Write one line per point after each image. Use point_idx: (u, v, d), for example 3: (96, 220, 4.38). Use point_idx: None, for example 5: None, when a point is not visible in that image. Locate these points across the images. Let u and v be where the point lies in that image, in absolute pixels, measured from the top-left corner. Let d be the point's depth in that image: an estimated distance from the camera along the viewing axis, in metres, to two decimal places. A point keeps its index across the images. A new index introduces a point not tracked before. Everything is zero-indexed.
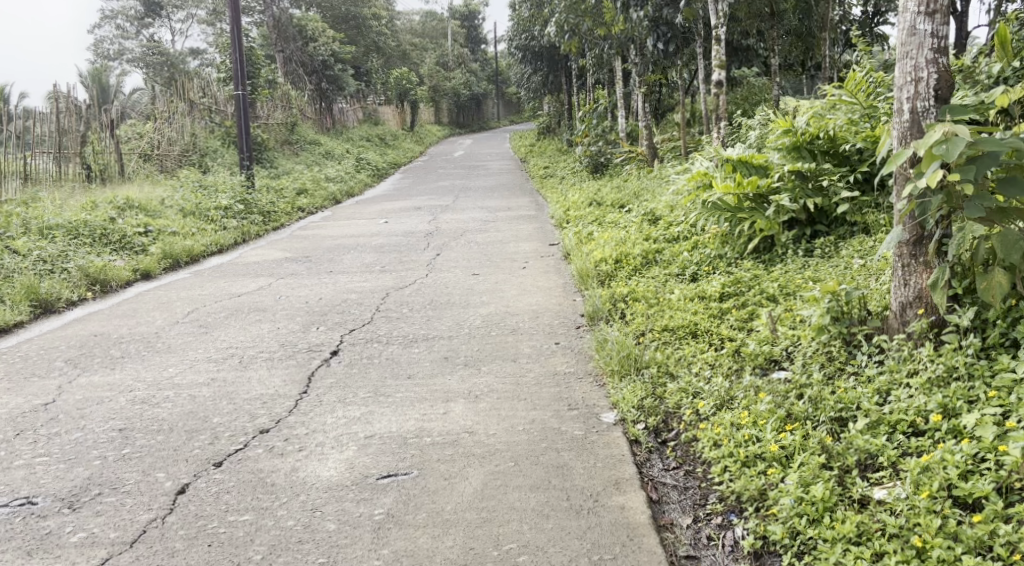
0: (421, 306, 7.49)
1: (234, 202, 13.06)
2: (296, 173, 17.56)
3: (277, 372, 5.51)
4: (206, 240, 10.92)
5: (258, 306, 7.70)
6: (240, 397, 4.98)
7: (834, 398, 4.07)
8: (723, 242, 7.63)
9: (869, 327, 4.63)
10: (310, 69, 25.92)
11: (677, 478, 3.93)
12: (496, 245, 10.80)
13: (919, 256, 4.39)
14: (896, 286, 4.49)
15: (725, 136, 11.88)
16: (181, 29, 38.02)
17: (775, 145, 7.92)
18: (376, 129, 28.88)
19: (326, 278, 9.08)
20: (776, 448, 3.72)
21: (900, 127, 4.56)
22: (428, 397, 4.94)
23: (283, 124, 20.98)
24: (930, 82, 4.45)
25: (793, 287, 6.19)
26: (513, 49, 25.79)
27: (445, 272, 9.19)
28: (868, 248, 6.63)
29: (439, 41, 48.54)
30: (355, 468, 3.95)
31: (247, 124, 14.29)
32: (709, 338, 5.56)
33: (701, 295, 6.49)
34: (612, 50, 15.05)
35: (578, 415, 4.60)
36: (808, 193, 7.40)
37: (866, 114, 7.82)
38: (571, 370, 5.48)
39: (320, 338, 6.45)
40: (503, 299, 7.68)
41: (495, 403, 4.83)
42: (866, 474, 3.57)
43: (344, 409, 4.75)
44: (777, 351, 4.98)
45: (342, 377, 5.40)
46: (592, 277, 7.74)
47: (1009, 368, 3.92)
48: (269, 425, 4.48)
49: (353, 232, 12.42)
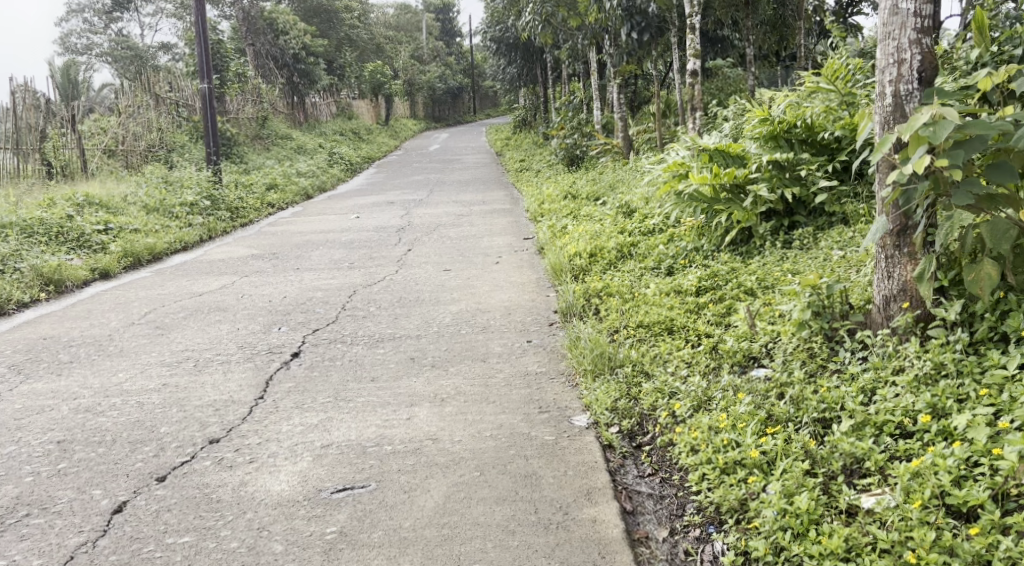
0: (389, 303, 7.22)
1: (200, 198, 12.70)
2: (266, 168, 17.19)
3: (233, 376, 5.23)
4: (169, 238, 10.58)
5: (219, 306, 7.40)
6: (191, 404, 4.70)
7: (817, 398, 3.86)
8: (699, 235, 7.43)
9: (852, 322, 4.43)
10: (281, 63, 25.49)
11: (652, 486, 3.70)
12: (469, 240, 10.54)
13: (904, 247, 4.19)
14: (879, 279, 4.29)
15: (700, 126, 11.65)
16: (150, 24, 37.39)
17: (751, 134, 7.73)
18: (351, 123, 28.53)
19: (292, 276, 8.80)
20: (756, 454, 3.49)
21: (883, 111, 4.36)
22: (391, 401, 4.68)
23: (254, 117, 20.58)
24: (913, 64, 4.24)
25: (772, 281, 6.00)
26: (487, 41, 25.44)
27: (415, 268, 8.92)
28: (848, 239, 6.46)
29: (414, 34, 48.04)
30: (309, 482, 3.69)
31: (213, 117, 13.88)
32: (685, 335, 5.36)
33: (677, 290, 6.27)
34: (586, 40, 14.81)
35: (549, 419, 4.37)
36: (785, 183, 7.20)
37: (844, 101, 7.63)
38: (543, 369, 5.24)
39: (281, 339, 6.17)
40: (474, 295, 7.43)
41: (463, 407, 4.58)
42: (853, 480, 3.35)
43: (301, 416, 4.48)
44: (756, 347, 4.78)
45: (301, 380, 5.14)
46: (565, 271, 7.50)
47: (999, 364, 3.71)
48: (219, 434, 4.22)
49: (323, 227, 12.10)
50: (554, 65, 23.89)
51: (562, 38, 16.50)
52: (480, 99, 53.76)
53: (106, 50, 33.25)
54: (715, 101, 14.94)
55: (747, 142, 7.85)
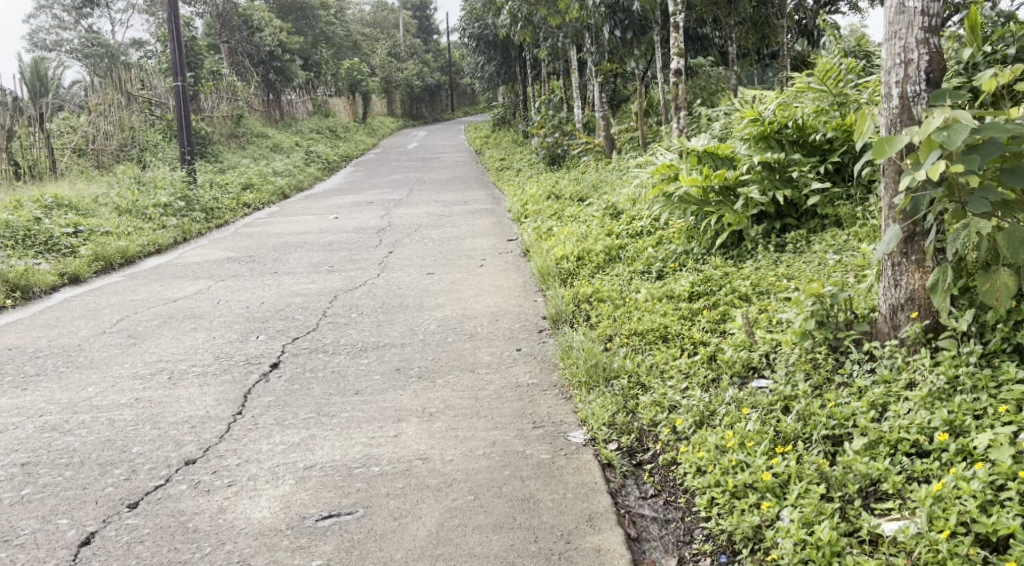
0: (371, 310, 7.01)
1: (174, 199, 12.38)
2: (241, 167, 16.87)
3: (210, 391, 5.00)
4: (142, 241, 10.29)
5: (194, 313, 7.15)
6: (165, 421, 4.47)
7: (826, 413, 3.69)
8: (689, 237, 7.26)
9: (857, 332, 4.26)
10: (256, 60, 25.13)
11: (657, 510, 3.53)
12: (452, 241, 10.33)
13: (912, 255, 4.03)
14: (885, 288, 4.13)
15: (684, 126, 11.49)
16: (121, 21, 36.82)
17: (742, 135, 7.56)
18: (328, 121, 28.19)
19: (270, 280, 8.54)
20: (768, 477, 3.32)
21: (888, 113, 4.18)
22: (377, 417, 4.47)
23: (229, 115, 20.24)
24: (921, 65, 4.06)
25: (767, 285, 5.84)
26: (465, 39, 25.24)
27: (397, 271, 8.70)
28: (842, 242, 6.32)
29: (391, 31, 47.65)
30: (291, 508, 3.47)
31: (187, 116, 13.56)
32: (680, 343, 5.18)
33: (669, 295, 6.10)
34: (567, 39, 14.69)
35: (544, 435, 4.17)
36: (777, 185, 7.04)
37: (835, 101, 7.49)
38: (535, 381, 5.03)
39: (260, 348, 5.94)
40: (459, 300, 7.23)
41: (452, 422, 4.37)
42: (870, 505, 3.20)
43: (282, 434, 4.26)
44: (756, 357, 4.61)
45: (281, 394, 4.92)
46: (552, 275, 7.31)
47: (1016, 379, 3.55)
48: (195, 454, 3.98)
49: (301, 229, 11.85)
50: (534, 63, 23.70)
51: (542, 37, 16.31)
52: (458, 96, 53.40)
53: (76, 46, 32.61)
54: (697, 100, 14.85)
55: (737, 142, 7.68)
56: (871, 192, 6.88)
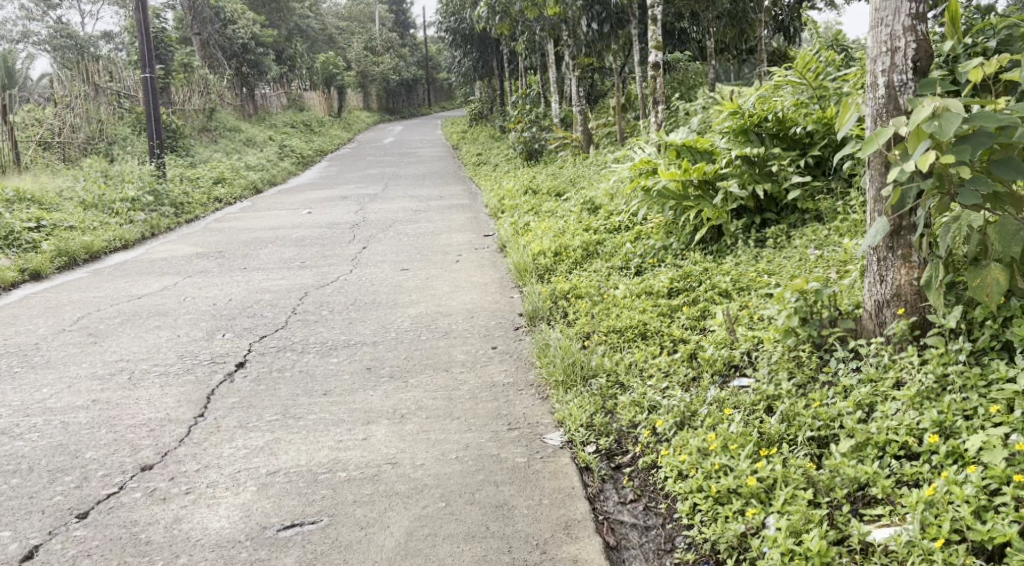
0: (343, 307, 6.82)
1: (142, 193, 12.09)
2: (212, 161, 16.58)
3: (171, 392, 4.81)
4: (108, 236, 10.03)
5: (158, 310, 6.93)
6: (122, 424, 4.27)
7: (812, 414, 3.56)
8: (667, 233, 7.13)
9: (842, 330, 4.12)
10: (229, 53, 24.77)
11: (635, 515, 3.39)
12: (428, 236, 10.16)
13: (897, 249, 3.91)
14: (870, 284, 4.00)
15: (662, 120, 11.35)
16: (92, 13, 36.16)
17: (721, 128, 7.43)
18: (302, 116, 27.84)
19: (239, 276, 8.33)
20: (753, 482, 3.19)
21: (874, 104, 4.04)
22: (346, 419, 4.31)
23: (201, 109, 19.91)
24: (907, 53, 3.92)
25: (748, 281, 5.72)
26: (441, 33, 25.04)
27: (371, 267, 8.51)
28: (823, 236, 6.22)
29: (367, 26, 47.30)
30: (251, 517, 3.28)
31: (156, 109, 13.28)
32: (659, 340, 5.07)
33: (648, 291, 5.96)
34: (544, 32, 14.53)
35: (519, 437, 4.01)
36: (756, 179, 6.92)
37: (815, 95, 7.41)
38: (511, 380, 4.87)
39: (225, 347, 5.75)
40: (434, 297, 7.06)
41: (424, 424, 4.20)
42: (859, 510, 3.08)
43: (245, 437, 4.08)
44: (738, 355, 4.48)
45: (246, 395, 4.73)
46: (530, 271, 7.16)
47: (1007, 378, 3.42)
48: (153, 460, 3.79)
49: (272, 223, 11.62)
50: (510, 57, 23.51)
51: (519, 31, 16.16)
52: (435, 92, 53.02)
53: (44, 38, 32.01)
54: (674, 95, 14.76)
55: (715, 137, 7.55)
56: (851, 186, 6.78)
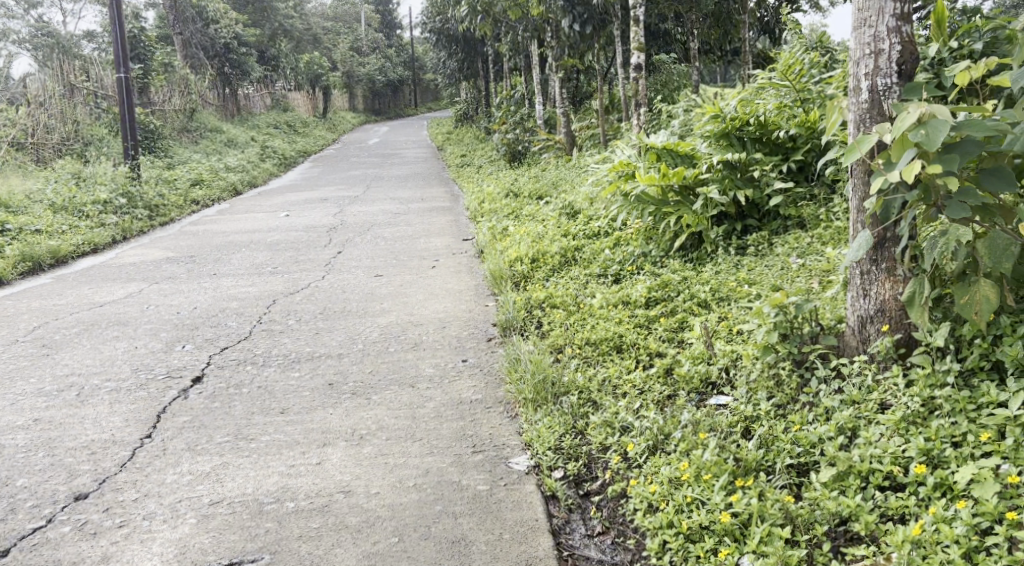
0: (311, 316, 6.57)
1: (115, 195, 11.79)
2: (191, 162, 16.30)
3: (121, 408, 4.58)
4: (76, 240, 9.75)
5: (119, 319, 6.67)
6: (62, 446, 4.07)
7: (791, 440, 3.36)
8: (647, 238, 6.90)
9: (824, 346, 3.89)
10: (210, 52, 24.41)
11: (602, 550, 3.19)
12: (405, 241, 9.91)
13: (882, 262, 3.70)
14: (854, 299, 3.79)
15: (644, 122, 11.13)
16: (74, 12, 35.67)
17: (702, 132, 7.21)
18: (285, 116, 27.52)
19: (207, 282, 8.07)
20: (727, 518, 2.99)
21: (857, 108, 3.82)
22: (301, 440, 4.07)
23: (181, 109, 19.58)
24: (892, 55, 3.70)
25: (727, 291, 5.52)
26: (426, 33, 24.78)
27: (344, 273, 8.26)
28: (806, 245, 6.04)
29: (353, 27, 46.94)
30: (187, 554, 3.16)
31: (131, 110, 12.97)
32: (634, 354, 4.85)
33: (625, 301, 5.74)
34: (527, 32, 14.26)
35: (482, 461, 3.79)
36: (737, 184, 6.71)
37: (797, 98, 7.29)
38: (479, 397, 4.64)
39: (183, 360, 5.49)
40: (407, 305, 6.81)
41: (383, 447, 3.97)
42: (840, 549, 2.89)
43: (191, 461, 3.86)
44: (715, 372, 4.28)
45: (199, 413, 4.49)
46: (506, 278, 6.92)
47: (998, 402, 3.21)
48: (88, 487, 3.60)
49: (247, 226, 11.35)
50: (495, 57, 23.26)
51: (503, 31, 15.88)
52: (422, 92, 52.84)
53: (25, 36, 31.52)
54: (658, 96, 14.57)
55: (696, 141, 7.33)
56: (834, 192, 6.61)
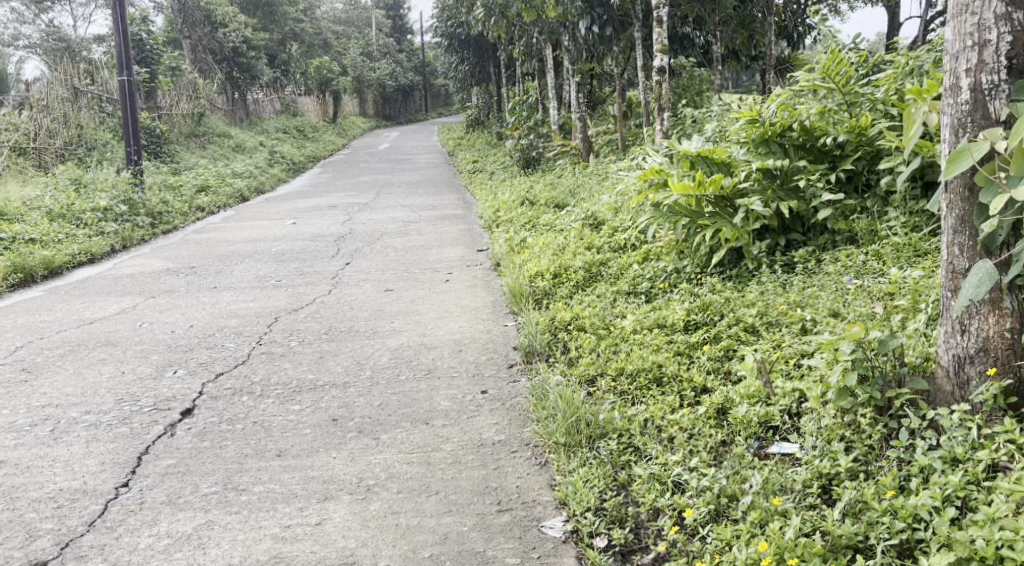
0: (315, 337, 6.01)
1: (115, 202, 11.25)
2: (198, 168, 15.78)
3: (98, 447, 4.06)
4: (72, 250, 9.22)
5: (108, 339, 6.11)
6: (26, 497, 3.55)
7: (890, 512, 2.84)
8: (679, 254, 6.35)
9: (910, 391, 3.30)
10: (219, 57, 23.89)
11: None
12: (417, 252, 9.34)
13: (988, 294, 3.11)
14: (949, 335, 3.21)
15: (667, 129, 10.52)
16: (85, 17, 35.16)
17: (737, 138, 6.62)
18: (294, 121, 26.96)
19: (206, 296, 7.54)
20: None
21: (954, 110, 3.23)
22: (299, 493, 3.53)
23: (189, 114, 19.06)
24: (1000, 47, 3.11)
25: (777, 315, 4.93)
26: (438, 37, 24.21)
27: (353, 287, 7.70)
28: (860, 262, 5.47)
29: (364, 31, 46.48)
30: None
31: (134, 113, 12.42)
32: (678, 389, 4.28)
33: (661, 324, 5.17)
34: (543, 35, 13.66)
35: (511, 524, 3.27)
36: (780, 195, 6.13)
37: (844, 102, 6.64)
38: (503, 439, 4.05)
39: (172, 389, 4.92)
40: (419, 324, 6.25)
41: (393, 503, 3.44)
42: None
43: (171, 520, 3.36)
44: (775, 413, 3.69)
45: (185, 455, 3.94)
46: (526, 295, 6.33)
47: None
48: (49, 555, 3.17)
49: (252, 235, 10.81)
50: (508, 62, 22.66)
51: (517, 35, 15.32)
52: (432, 97, 52.44)
53: (35, 41, 31.02)
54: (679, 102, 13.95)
55: (732, 146, 6.73)
56: (888, 204, 6.00)
